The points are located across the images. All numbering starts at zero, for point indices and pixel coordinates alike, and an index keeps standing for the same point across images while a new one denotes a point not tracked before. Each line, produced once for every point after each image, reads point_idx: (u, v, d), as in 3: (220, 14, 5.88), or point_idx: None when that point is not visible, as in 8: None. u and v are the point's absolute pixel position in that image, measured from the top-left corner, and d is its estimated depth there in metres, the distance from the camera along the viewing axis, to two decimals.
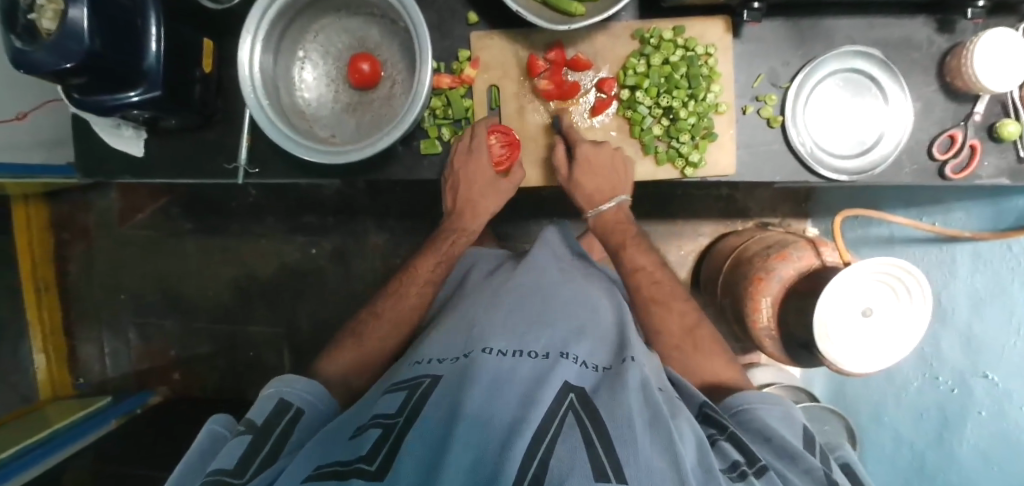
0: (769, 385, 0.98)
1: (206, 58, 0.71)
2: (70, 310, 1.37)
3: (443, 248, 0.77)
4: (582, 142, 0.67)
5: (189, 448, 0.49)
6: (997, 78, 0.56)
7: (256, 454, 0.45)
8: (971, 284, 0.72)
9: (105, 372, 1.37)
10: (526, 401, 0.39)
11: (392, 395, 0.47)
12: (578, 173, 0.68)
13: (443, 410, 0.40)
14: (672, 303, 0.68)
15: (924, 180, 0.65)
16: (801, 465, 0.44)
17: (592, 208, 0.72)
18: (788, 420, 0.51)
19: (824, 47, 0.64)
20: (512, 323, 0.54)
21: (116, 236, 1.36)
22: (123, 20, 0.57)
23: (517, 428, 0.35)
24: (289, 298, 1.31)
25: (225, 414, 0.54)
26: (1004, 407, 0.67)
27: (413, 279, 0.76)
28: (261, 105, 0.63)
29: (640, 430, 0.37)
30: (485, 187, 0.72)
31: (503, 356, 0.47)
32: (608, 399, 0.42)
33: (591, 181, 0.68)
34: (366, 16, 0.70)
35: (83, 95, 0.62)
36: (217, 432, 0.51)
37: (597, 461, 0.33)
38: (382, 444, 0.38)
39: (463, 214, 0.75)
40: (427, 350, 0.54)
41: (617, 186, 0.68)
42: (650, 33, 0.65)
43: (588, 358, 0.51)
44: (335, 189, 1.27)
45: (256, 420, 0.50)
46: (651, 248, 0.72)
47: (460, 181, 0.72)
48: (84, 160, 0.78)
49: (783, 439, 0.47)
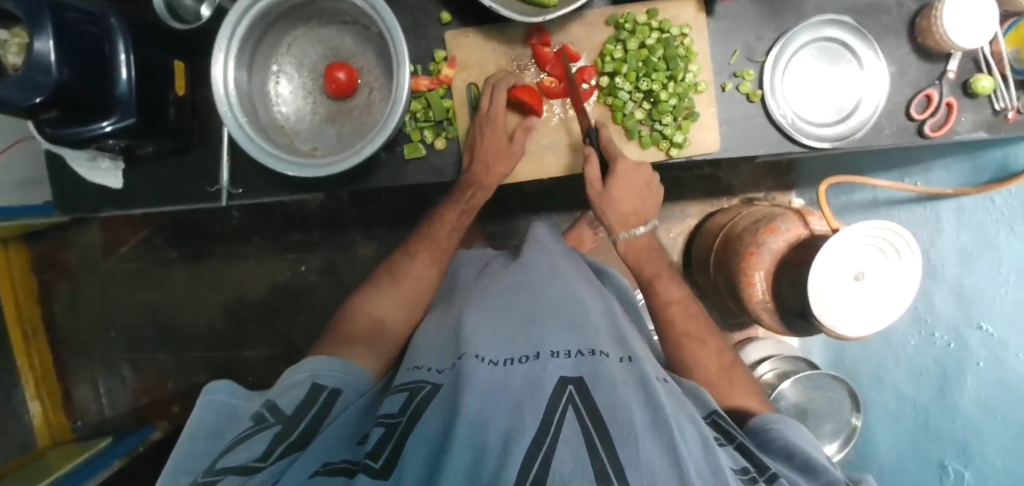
0: (770, 358, 1.01)
1: (179, 80, 0.70)
2: (61, 352, 1.34)
3: (464, 198, 0.73)
4: (621, 157, 0.66)
5: (190, 417, 0.49)
6: (968, 35, 0.57)
7: (285, 439, 0.44)
8: (958, 238, 0.73)
9: (103, 412, 1.33)
10: (520, 406, 0.38)
11: (391, 399, 0.46)
12: (615, 191, 0.67)
13: (438, 419, 0.39)
14: (708, 338, 0.66)
15: (904, 140, 0.66)
16: (823, 477, 0.48)
17: (626, 230, 0.70)
18: (806, 437, 0.54)
19: (796, 19, 0.65)
20: (505, 326, 0.53)
21: (102, 271, 1.34)
22: (91, 49, 0.56)
23: (515, 432, 0.35)
24: (284, 317, 1.29)
25: (228, 381, 0.53)
26: (1002, 357, 0.64)
27: (442, 222, 0.75)
28: (239, 123, 0.62)
29: (641, 429, 0.37)
30: (503, 146, 0.68)
31: (495, 365, 0.45)
32: (609, 391, 0.41)
33: (626, 200, 0.68)
34: (338, 24, 0.70)
35: (56, 130, 0.60)
36: (220, 403, 0.51)
37: (600, 466, 0.32)
38: (386, 444, 0.38)
39: (478, 175, 0.68)
40: (424, 356, 0.54)
41: (648, 208, 0.70)
42: (624, 18, 0.66)
43: (581, 346, 0.49)
44: (319, 203, 1.26)
45: (282, 403, 0.50)
46: (682, 280, 0.72)
47: (475, 146, 0.68)
48: (61, 197, 0.76)
49: (805, 455, 0.50)
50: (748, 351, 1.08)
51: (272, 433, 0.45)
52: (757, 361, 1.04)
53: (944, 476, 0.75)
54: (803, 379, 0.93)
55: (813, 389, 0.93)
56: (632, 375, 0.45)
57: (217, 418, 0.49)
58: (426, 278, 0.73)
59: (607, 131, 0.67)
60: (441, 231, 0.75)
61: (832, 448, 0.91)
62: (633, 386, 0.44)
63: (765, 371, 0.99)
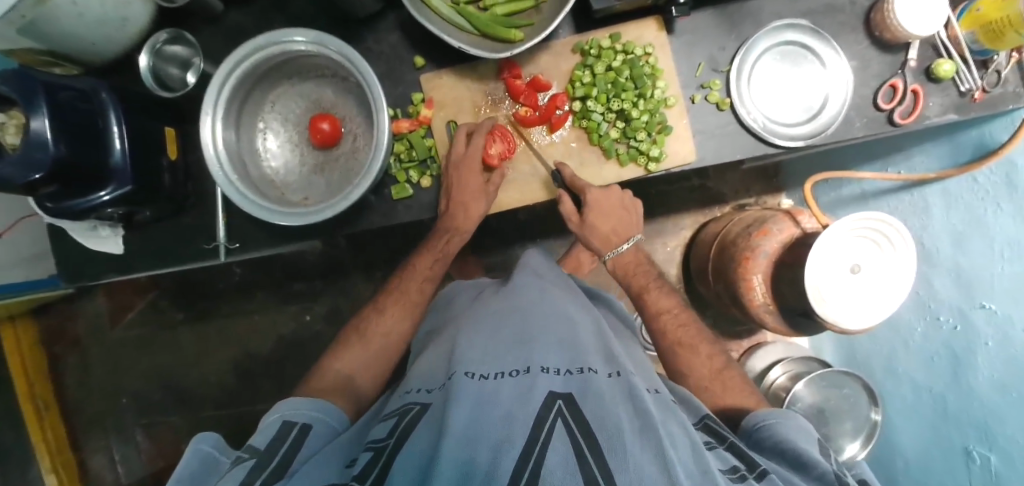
0: (782, 362, 1.02)
1: (170, 146, 0.72)
2: (74, 424, 1.33)
3: (439, 245, 0.78)
4: (591, 187, 0.69)
5: (176, 466, 0.46)
6: (921, 23, 0.59)
7: (260, 473, 0.43)
8: (947, 221, 0.73)
9: (119, 481, 1.32)
10: (509, 419, 0.38)
11: (382, 424, 0.47)
12: (592, 218, 0.71)
13: (427, 438, 0.40)
14: (699, 346, 0.68)
15: (876, 130, 0.67)
16: (813, 472, 0.46)
17: (610, 250, 0.75)
18: (803, 431, 0.52)
19: (754, 27, 0.67)
20: (493, 345, 0.53)
21: (110, 339, 1.35)
22: (85, 124, 0.59)
23: (504, 447, 0.35)
24: (293, 368, 1.29)
25: (213, 431, 0.50)
26: (1008, 332, 0.62)
27: (414, 273, 0.80)
28: (230, 180, 0.64)
29: (629, 436, 0.38)
30: (475, 192, 0.70)
31: (484, 380, 0.45)
32: (597, 404, 0.41)
33: (605, 222, 0.72)
34: (318, 78, 0.73)
35: (56, 203, 0.62)
36: (205, 452, 0.48)
37: (588, 472, 0.33)
38: (373, 467, 0.40)
39: (455, 217, 0.71)
40: (415, 380, 0.54)
41: (629, 226, 0.73)
42: (589, 44, 0.69)
43: (572, 363, 0.49)
44: (319, 253, 1.28)
45: (259, 445, 0.48)
46: (673, 289, 0.75)
47: (451, 187, 0.70)
48: (66, 269, 0.78)
49: (796, 449, 0.48)
50: (760, 357, 1.09)
51: (248, 466, 0.44)
52: (769, 366, 1.05)
53: (971, 462, 0.71)
54: (817, 379, 0.93)
55: (829, 388, 0.92)
56: (620, 388, 0.46)
57: (201, 464, 0.47)
58: (393, 334, 0.74)
59: (570, 169, 0.70)
60: (410, 284, 0.79)
61: (854, 446, 0.88)
62: (622, 397, 0.44)
63: (778, 376, 1.00)
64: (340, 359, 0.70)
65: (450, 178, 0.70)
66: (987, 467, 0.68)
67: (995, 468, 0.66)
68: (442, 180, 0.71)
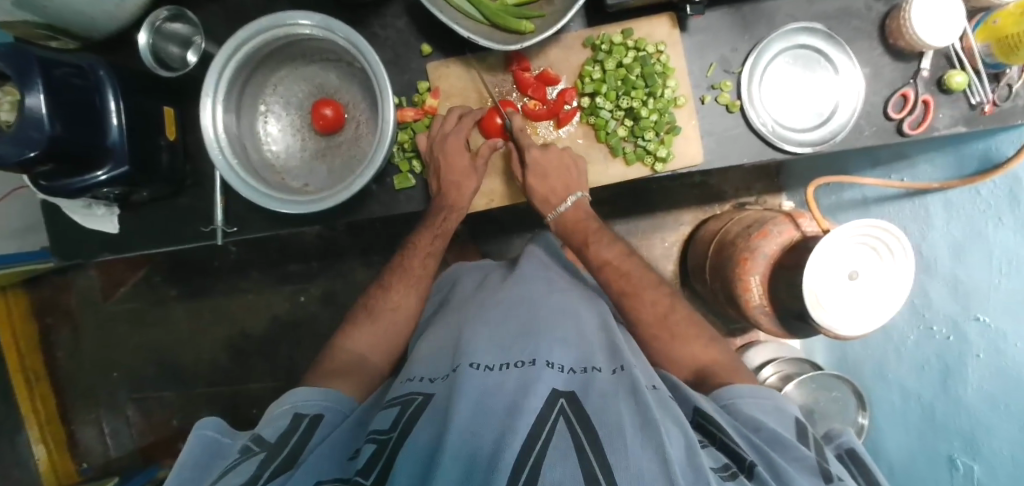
0: (774, 361, 1.03)
1: (169, 126, 0.71)
2: (64, 396, 1.33)
3: (438, 221, 0.72)
4: (530, 145, 0.68)
5: (181, 454, 0.47)
6: (937, 33, 0.58)
7: (270, 465, 0.44)
8: (948, 231, 0.73)
9: (108, 453, 1.32)
10: (512, 412, 0.39)
11: (384, 412, 0.47)
12: (529, 177, 0.69)
13: (432, 429, 0.40)
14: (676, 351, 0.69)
15: (884, 139, 0.67)
16: (791, 453, 0.47)
17: (552, 211, 0.73)
18: (777, 411, 0.53)
19: (768, 28, 0.66)
20: (496, 337, 0.53)
21: (102, 313, 1.34)
22: (81, 101, 0.57)
23: (506, 439, 0.35)
24: (285, 349, 1.29)
25: (216, 417, 0.50)
26: (1001, 346, 0.62)
27: (403, 260, 0.77)
28: (230, 164, 0.63)
29: (630, 433, 0.37)
30: (463, 168, 0.69)
31: (490, 371, 0.46)
32: (599, 403, 0.42)
33: (542, 183, 0.69)
34: (322, 62, 0.72)
35: (52, 182, 0.61)
36: (208, 438, 0.48)
37: (588, 468, 0.33)
38: (376, 460, 0.40)
39: (448, 195, 0.69)
40: (416, 369, 0.55)
41: (569, 184, 0.70)
42: (600, 39, 0.67)
43: (575, 363, 0.50)
44: (316, 235, 1.27)
45: (267, 437, 0.48)
46: None
47: (441, 168, 0.68)
48: (60, 246, 0.77)
49: (771, 430, 0.49)
50: (753, 355, 1.11)
51: (258, 459, 0.45)
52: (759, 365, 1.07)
53: (954, 470, 0.73)
54: (808, 382, 0.95)
55: (819, 389, 0.95)
56: (621, 384, 0.46)
57: (208, 454, 0.47)
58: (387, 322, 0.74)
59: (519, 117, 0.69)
60: (401, 267, 0.76)
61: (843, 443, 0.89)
62: (624, 394, 0.44)
63: (770, 374, 1.02)
64: (338, 348, 0.70)
65: (437, 162, 0.68)
66: (970, 475, 0.70)
67: (978, 477, 0.68)
68: (430, 163, 0.69)
